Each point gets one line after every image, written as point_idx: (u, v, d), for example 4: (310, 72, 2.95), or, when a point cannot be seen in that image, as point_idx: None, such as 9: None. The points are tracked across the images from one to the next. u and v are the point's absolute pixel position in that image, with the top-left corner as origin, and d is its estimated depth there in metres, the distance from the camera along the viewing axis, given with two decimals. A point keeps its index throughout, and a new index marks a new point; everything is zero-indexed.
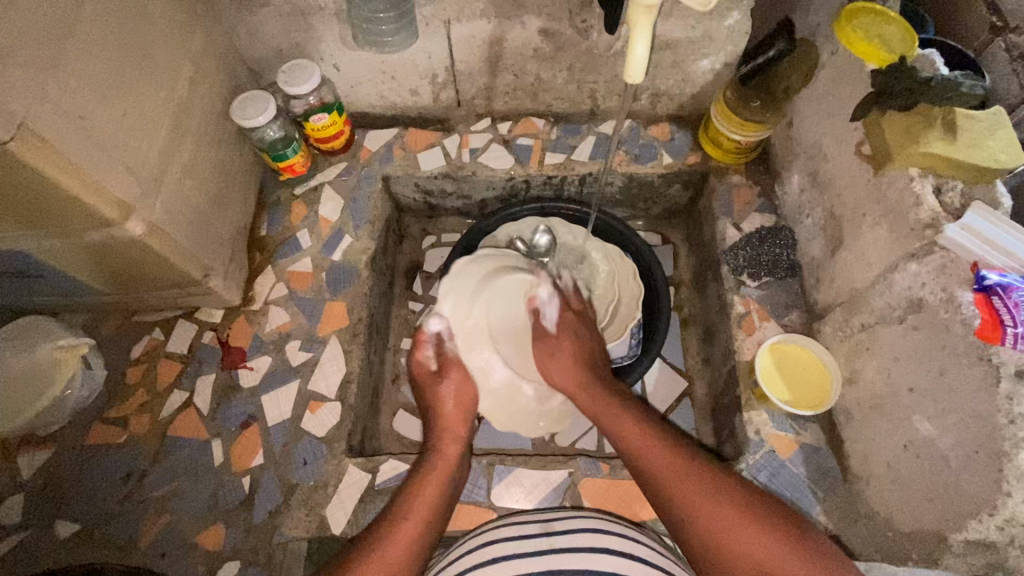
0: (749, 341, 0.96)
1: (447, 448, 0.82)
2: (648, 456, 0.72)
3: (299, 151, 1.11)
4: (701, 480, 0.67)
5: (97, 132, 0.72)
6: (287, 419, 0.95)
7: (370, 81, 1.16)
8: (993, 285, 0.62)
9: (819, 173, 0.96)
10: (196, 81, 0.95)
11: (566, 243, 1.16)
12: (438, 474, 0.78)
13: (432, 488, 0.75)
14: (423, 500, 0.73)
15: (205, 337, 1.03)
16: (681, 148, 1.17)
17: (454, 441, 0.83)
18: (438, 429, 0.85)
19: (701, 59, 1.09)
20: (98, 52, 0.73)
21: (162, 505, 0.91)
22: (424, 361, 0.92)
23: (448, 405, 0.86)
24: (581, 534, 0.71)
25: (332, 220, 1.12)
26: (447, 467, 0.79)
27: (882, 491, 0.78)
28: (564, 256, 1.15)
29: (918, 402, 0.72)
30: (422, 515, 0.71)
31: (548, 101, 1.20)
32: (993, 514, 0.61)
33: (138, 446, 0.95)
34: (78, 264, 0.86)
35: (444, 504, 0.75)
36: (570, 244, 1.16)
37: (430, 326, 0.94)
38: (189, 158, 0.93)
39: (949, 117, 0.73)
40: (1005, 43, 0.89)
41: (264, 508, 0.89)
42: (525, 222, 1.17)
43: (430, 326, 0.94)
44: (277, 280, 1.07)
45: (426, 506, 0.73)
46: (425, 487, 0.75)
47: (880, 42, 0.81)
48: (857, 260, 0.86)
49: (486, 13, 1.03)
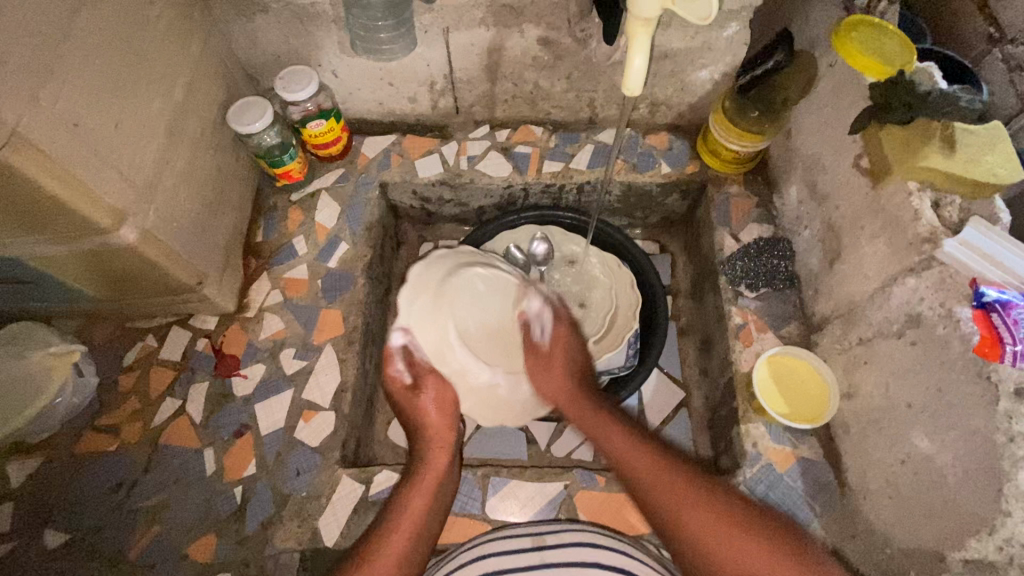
0: (746, 353, 0.95)
1: (435, 461, 0.81)
2: (636, 455, 0.71)
3: (296, 157, 1.10)
4: (690, 486, 0.66)
5: (92, 139, 0.72)
6: (281, 428, 0.94)
7: (368, 87, 1.15)
8: (992, 302, 0.63)
9: (818, 185, 0.96)
10: (192, 87, 0.94)
11: (563, 252, 1.16)
12: (425, 487, 0.77)
13: (420, 501, 0.74)
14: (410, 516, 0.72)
15: (199, 344, 1.02)
16: (679, 157, 1.17)
17: (442, 451, 0.82)
18: (427, 438, 0.84)
19: (700, 69, 1.09)
20: (91, 59, 0.72)
21: (153, 515, 0.89)
22: (395, 375, 0.88)
23: (433, 414, 0.85)
24: (573, 548, 0.71)
25: (328, 227, 1.11)
26: (436, 482, 0.78)
27: (880, 507, 0.77)
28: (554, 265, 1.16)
29: (915, 417, 0.72)
30: (411, 528, 0.71)
31: (547, 109, 1.19)
32: (992, 533, 0.61)
33: (130, 453, 0.94)
34: (71, 271, 0.85)
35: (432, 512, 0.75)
36: (568, 253, 1.16)
37: (392, 341, 0.88)
38: (185, 165, 0.92)
39: (948, 132, 0.73)
40: (1003, 54, 0.91)
41: (255, 519, 0.88)
42: (522, 230, 1.18)
43: (394, 341, 0.88)
44: (272, 288, 1.06)
45: (411, 523, 0.71)
46: (412, 502, 0.74)
47: (879, 56, 0.82)
48: (855, 273, 0.85)
49: (485, 21, 1.02)
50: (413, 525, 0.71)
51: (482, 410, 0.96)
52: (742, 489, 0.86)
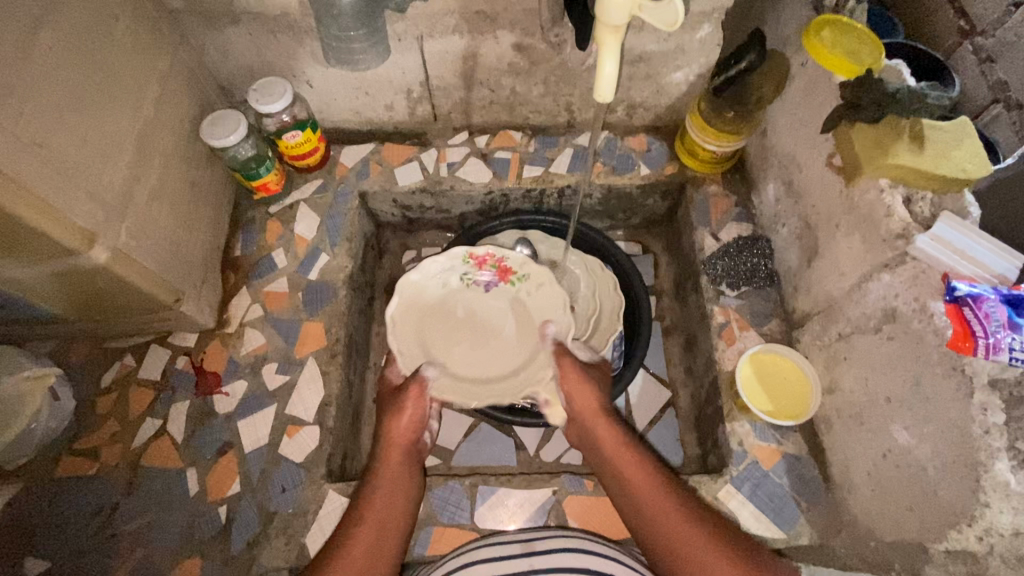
0: (729, 352, 0.96)
1: (392, 463, 0.80)
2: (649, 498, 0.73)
3: (272, 169, 1.09)
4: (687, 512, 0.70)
5: (56, 158, 0.70)
6: (264, 445, 0.93)
7: (345, 97, 1.14)
8: (964, 296, 0.64)
9: (794, 182, 0.97)
10: (162, 101, 0.93)
11: (529, 276, 0.98)
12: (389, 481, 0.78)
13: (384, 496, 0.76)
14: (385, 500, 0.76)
15: (179, 363, 1.00)
16: (658, 159, 1.17)
17: (398, 454, 0.82)
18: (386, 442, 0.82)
19: (675, 71, 1.10)
20: (53, 78, 0.70)
21: (136, 538, 0.88)
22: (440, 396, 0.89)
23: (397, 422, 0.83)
24: (560, 553, 0.72)
25: (308, 238, 1.10)
26: (398, 479, 0.79)
27: (864, 500, 0.78)
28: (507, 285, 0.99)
29: (895, 411, 0.73)
30: (379, 527, 0.73)
31: (525, 113, 1.19)
32: (972, 524, 0.62)
33: (110, 476, 0.92)
34: (43, 294, 0.83)
35: (398, 505, 0.76)
36: (535, 276, 0.98)
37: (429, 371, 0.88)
38: (157, 181, 0.91)
39: (917, 128, 0.75)
40: (973, 46, 0.99)
41: (241, 538, 0.87)
42: (451, 251, 0.98)
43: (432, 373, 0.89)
44: (252, 302, 1.05)
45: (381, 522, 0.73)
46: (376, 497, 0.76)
47: (850, 55, 0.83)
48: (832, 270, 0.86)
49: (458, 29, 1.02)
50: (382, 524, 0.73)
51: (405, 318, 0.94)
52: (729, 487, 0.87)
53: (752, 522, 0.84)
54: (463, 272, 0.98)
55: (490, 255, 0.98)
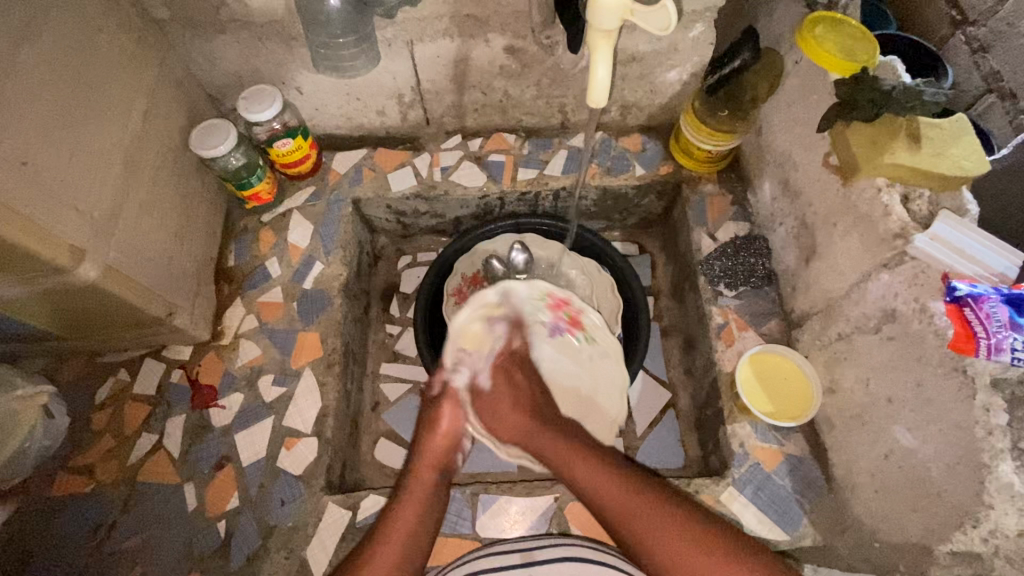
0: (729, 352, 0.95)
1: (424, 477, 0.82)
2: (645, 517, 0.69)
3: (264, 178, 1.08)
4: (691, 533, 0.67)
5: (43, 176, 0.69)
6: (262, 458, 0.92)
7: (336, 103, 1.13)
8: (964, 296, 0.63)
9: (790, 181, 0.96)
10: (150, 113, 0.91)
11: (596, 340, 1.01)
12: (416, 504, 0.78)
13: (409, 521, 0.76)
14: (410, 510, 0.77)
15: (174, 376, 0.99)
16: (654, 158, 1.16)
17: (431, 468, 0.83)
18: (420, 455, 0.84)
19: (668, 71, 1.09)
20: (37, 95, 0.69)
21: (134, 556, 0.87)
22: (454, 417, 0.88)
23: (434, 436, 0.85)
24: (562, 563, 0.72)
25: (302, 247, 1.09)
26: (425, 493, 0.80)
27: (866, 500, 0.78)
28: (573, 337, 1.01)
29: (897, 412, 0.73)
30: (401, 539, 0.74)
31: (518, 116, 1.18)
32: (976, 526, 0.61)
33: (107, 494, 0.91)
34: (34, 313, 0.82)
35: (422, 525, 0.76)
36: (602, 343, 1.01)
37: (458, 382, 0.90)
38: (147, 195, 0.89)
39: (913, 127, 0.74)
40: (965, 36, 0.99)
41: (242, 553, 0.86)
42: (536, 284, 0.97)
43: (458, 381, 0.91)
44: (246, 313, 1.04)
45: (400, 536, 0.74)
46: (403, 509, 0.77)
47: (844, 53, 0.82)
48: (831, 269, 0.86)
49: (449, 33, 1.01)
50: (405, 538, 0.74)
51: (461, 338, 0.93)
52: (731, 490, 0.86)
53: (755, 525, 0.83)
54: (536, 308, 0.99)
55: (570, 304, 1.00)
